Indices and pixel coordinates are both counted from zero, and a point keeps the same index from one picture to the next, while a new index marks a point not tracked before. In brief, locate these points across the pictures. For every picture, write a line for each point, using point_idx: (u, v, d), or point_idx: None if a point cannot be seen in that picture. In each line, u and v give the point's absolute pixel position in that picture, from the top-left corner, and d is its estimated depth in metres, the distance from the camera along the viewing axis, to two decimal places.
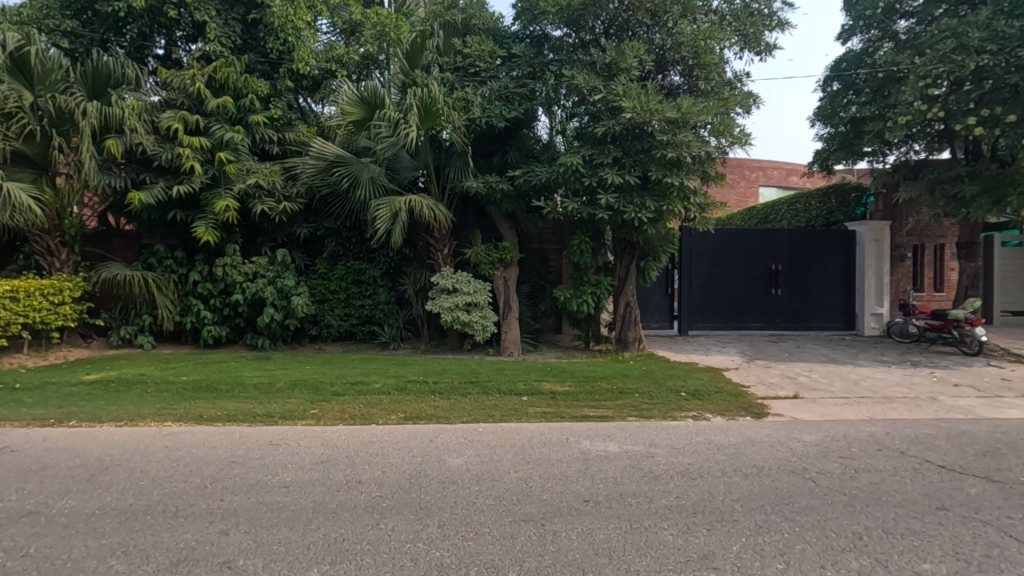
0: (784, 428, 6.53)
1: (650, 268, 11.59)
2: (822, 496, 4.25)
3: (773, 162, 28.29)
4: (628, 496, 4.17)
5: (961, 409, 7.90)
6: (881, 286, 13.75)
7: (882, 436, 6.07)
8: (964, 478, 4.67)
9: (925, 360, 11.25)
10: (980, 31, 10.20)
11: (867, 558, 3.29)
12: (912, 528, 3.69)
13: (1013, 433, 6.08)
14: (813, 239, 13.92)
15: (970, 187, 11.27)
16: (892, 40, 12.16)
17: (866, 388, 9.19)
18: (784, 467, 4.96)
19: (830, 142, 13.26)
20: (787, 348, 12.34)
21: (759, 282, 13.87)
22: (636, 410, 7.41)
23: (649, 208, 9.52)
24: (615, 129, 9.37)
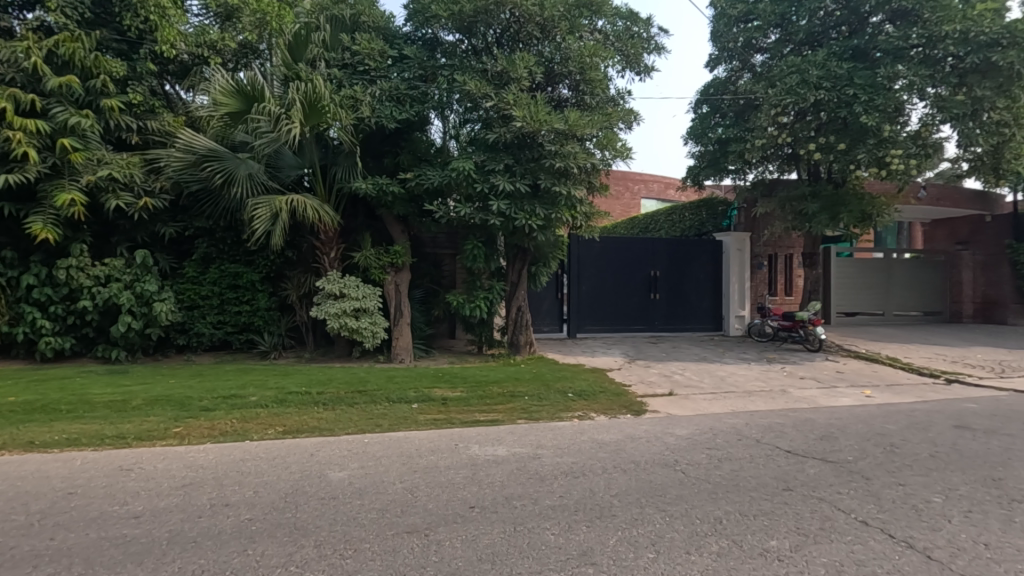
0: (660, 424, 6.99)
1: (541, 274, 11.95)
2: (690, 485, 4.59)
3: (653, 175, 30.48)
4: (514, 499, 4.22)
5: (805, 399, 8.98)
6: (742, 290, 15.28)
7: (742, 427, 6.73)
8: (806, 461, 5.31)
9: (778, 357, 12.67)
10: (818, 70, 11.73)
11: (726, 540, 3.59)
12: (763, 509, 4.11)
13: (843, 419, 7.02)
14: (686, 248, 15.15)
15: (812, 204, 12.94)
16: (750, 71, 13.55)
17: (730, 383, 10.16)
18: (658, 460, 5.31)
19: (700, 159, 14.56)
20: (665, 349, 13.30)
21: (640, 288, 14.81)
22: (525, 413, 7.57)
23: (539, 215, 9.77)
24: (506, 137, 9.55)
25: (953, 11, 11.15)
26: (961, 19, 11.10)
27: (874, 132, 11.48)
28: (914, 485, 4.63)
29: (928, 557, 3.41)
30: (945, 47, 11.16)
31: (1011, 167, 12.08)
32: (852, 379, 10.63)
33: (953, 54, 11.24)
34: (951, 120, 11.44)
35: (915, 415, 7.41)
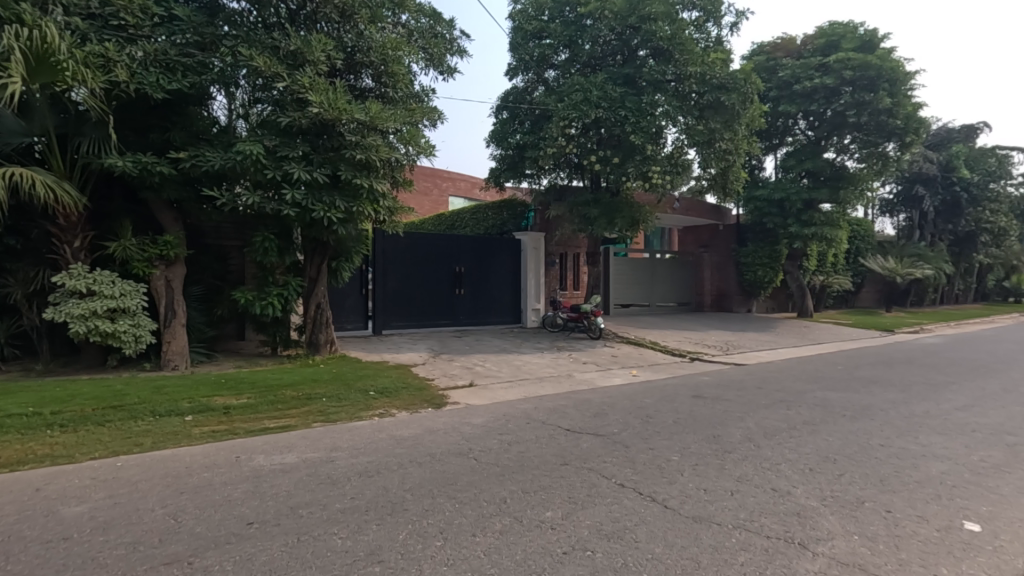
0: (459, 415, 7.25)
1: (343, 269, 11.43)
2: (480, 471, 4.86)
3: (461, 174, 31.33)
4: (300, 508, 3.98)
5: (585, 382, 10.16)
6: (538, 285, 16.60)
7: (531, 411, 7.34)
8: (581, 436, 6.01)
9: (566, 345, 14.09)
10: (598, 91, 13.29)
11: (508, 518, 3.88)
12: (543, 484, 4.54)
13: (613, 397, 8.12)
14: (489, 245, 15.89)
15: (593, 210, 14.68)
16: (543, 84, 14.81)
17: (525, 371, 10.99)
18: (453, 450, 5.50)
19: (500, 162, 15.46)
20: (468, 342, 13.82)
21: (445, 283, 15.12)
22: (321, 415, 7.18)
23: (339, 208, 9.27)
24: (301, 123, 8.89)
25: (695, 56, 13.53)
26: (701, 63, 13.54)
27: (640, 149, 13.40)
28: (660, 448, 5.57)
29: (665, 506, 4.14)
30: (690, 85, 13.54)
31: (735, 188, 15.13)
32: (623, 362, 12.34)
33: (695, 91, 13.66)
34: (695, 146, 13.89)
35: (666, 389, 8.91)
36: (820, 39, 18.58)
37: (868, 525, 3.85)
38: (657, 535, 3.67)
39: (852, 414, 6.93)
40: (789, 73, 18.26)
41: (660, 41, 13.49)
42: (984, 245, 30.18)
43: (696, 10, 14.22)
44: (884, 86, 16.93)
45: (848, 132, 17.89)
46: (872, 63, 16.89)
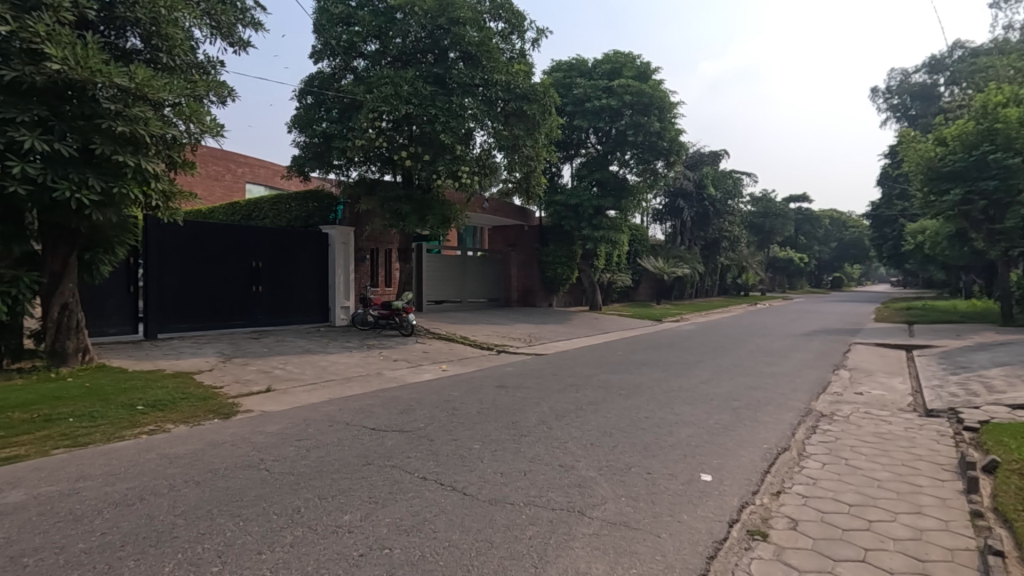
0: (250, 424, 6.58)
1: (100, 262, 9.53)
2: (272, 482, 4.50)
3: (260, 160, 28.47)
4: (26, 557, 3.23)
5: (395, 379, 10.03)
6: (347, 282, 15.86)
7: (335, 413, 7.01)
8: (386, 434, 5.92)
9: (377, 343, 13.76)
10: (408, 86, 13.19)
11: (301, 528, 3.65)
12: (342, 488, 4.36)
13: (421, 393, 8.16)
14: (291, 239, 14.69)
15: (404, 206, 14.59)
16: (352, 73, 14.27)
17: (330, 372, 10.44)
18: (241, 463, 4.99)
19: (304, 150, 14.51)
20: (266, 343, 12.63)
21: (239, 280, 13.59)
22: (66, 439, 5.89)
23: (93, 188, 7.67)
24: (34, 80, 7.15)
25: (501, 64, 14.21)
26: (505, 72, 14.26)
27: (450, 149, 13.65)
28: (463, 438, 5.77)
29: (464, 493, 4.30)
30: (496, 92, 14.20)
31: (537, 191, 16.31)
32: (433, 357, 12.48)
33: (501, 98, 14.37)
34: (501, 149, 14.59)
35: (473, 381, 9.26)
36: (607, 65, 21.05)
37: (633, 487, 4.50)
38: (455, 522, 3.79)
39: (627, 393, 8.01)
40: (582, 91, 20.45)
41: (468, 46, 13.83)
42: (724, 249, 37.34)
43: (502, 21, 14.96)
44: (655, 112, 19.90)
45: (628, 149, 20.53)
46: (646, 92, 19.78)
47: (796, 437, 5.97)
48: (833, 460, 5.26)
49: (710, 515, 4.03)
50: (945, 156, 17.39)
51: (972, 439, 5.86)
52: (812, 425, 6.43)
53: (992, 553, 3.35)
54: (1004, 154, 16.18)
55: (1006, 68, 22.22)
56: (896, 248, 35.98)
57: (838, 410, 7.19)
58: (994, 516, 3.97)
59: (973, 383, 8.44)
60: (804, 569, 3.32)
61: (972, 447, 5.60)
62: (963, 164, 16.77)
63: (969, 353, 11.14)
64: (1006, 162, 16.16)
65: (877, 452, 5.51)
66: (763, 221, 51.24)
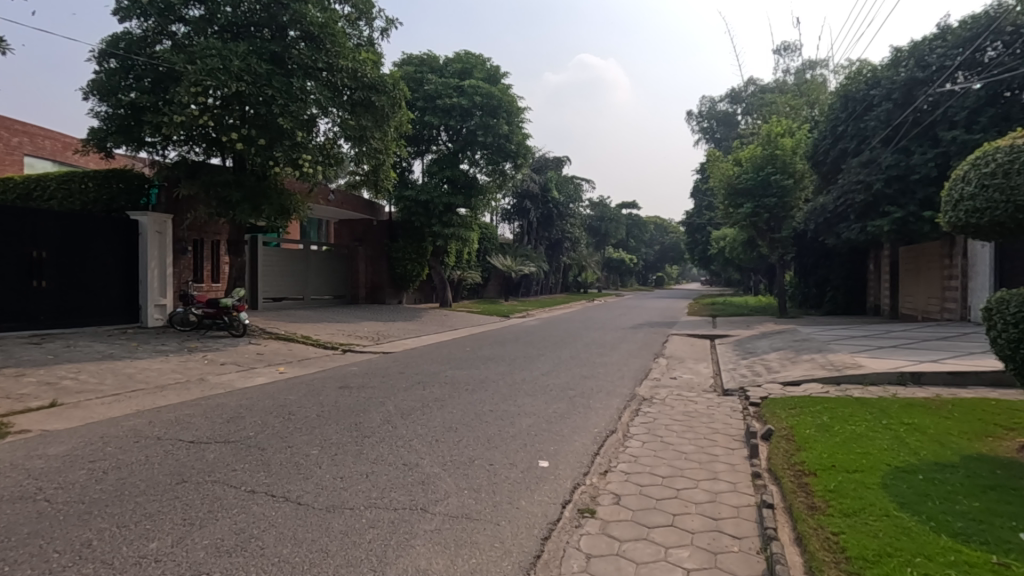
0: (26, 447, 5.45)
1: None
2: (54, 514, 3.77)
3: (44, 130, 23.68)
4: None
5: (222, 385, 9.07)
6: (164, 276, 13.90)
7: (143, 427, 6.11)
8: (208, 447, 5.32)
9: (200, 345, 12.28)
10: (239, 61, 11.92)
11: (91, 564, 3.12)
12: (148, 512, 3.82)
13: (253, 399, 7.48)
14: (86, 225, 12.43)
15: (234, 193, 13.26)
16: (169, 39, 12.55)
17: (139, 380, 9.06)
18: (9, 496, 4.10)
19: (106, 121, 12.46)
20: (52, 349, 10.55)
21: (14, 273, 11.18)
22: None
23: None
24: None
25: (346, 50, 13.50)
26: (352, 59, 13.59)
27: (289, 135, 12.69)
28: (299, 444, 5.40)
29: (299, 503, 4.03)
30: (342, 79, 13.46)
31: (386, 185, 15.91)
32: (269, 359, 11.50)
33: (347, 86, 13.65)
34: (346, 139, 13.90)
35: (313, 383, 8.71)
36: (458, 64, 21.21)
37: (474, 479, 4.60)
38: (286, 535, 3.53)
39: (472, 387, 8.17)
40: (432, 88, 20.37)
41: (310, 26, 12.92)
42: (566, 249, 39.96)
43: (348, 5, 14.26)
44: (503, 115, 20.62)
45: (477, 149, 20.86)
46: (495, 95, 20.37)
47: (622, 420, 6.58)
48: (651, 438, 5.91)
49: (546, 498, 4.29)
50: (740, 175, 20.55)
51: (756, 412, 7.01)
52: (635, 408, 7.17)
53: (766, 506, 4.03)
54: (782, 176, 19.62)
55: (784, 104, 26.87)
56: (705, 251, 41.69)
57: (656, 393, 8.11)
58: (769, 475, 4.77)
59: (757, 365, 10.09)
60: (623, 539, 3.67)
61: (755, 419, 6.69)
62: (753, 182, 20.00)
63: (755, 341, 13.32)
64: (783, 183, 19.57)
65: (685, 429, 6.32)
66: (600, 225, 55.86)
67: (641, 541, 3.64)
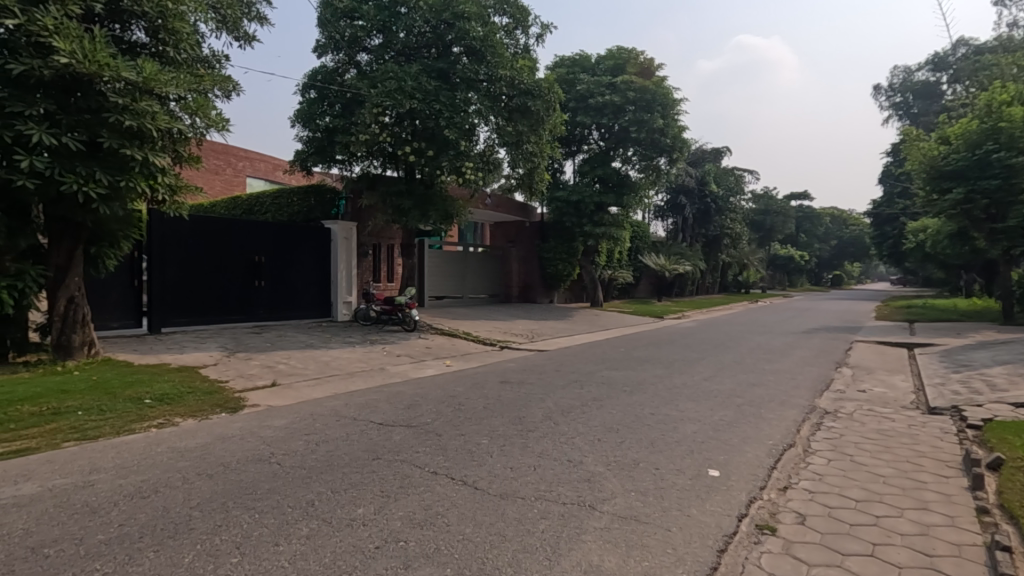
0: (257, 418, 6.62)
1: (104, 257, 9.64)
2: (283, 476, 4.53)
3: (260, 154, 28.41)
4: (46, 547, 3.29)
5: (399, 374, 10.11)
6: (350, 277, 15.88)
7: (341, 408, 7.06)
8: (394, 429, 5.97)
9: (379, 338, 13.79)
10: (412, 81, 13.19)
11: (315, 521, 3.69)
12: (353, 482, 4.40)
13: (426, 389, 8.22)
14: (293, 233, 14.67)
15: (407, 201, 14.62)
16: (355, 67, 14.29)
17: (334, 366, 10.48)
18: (252, 457, 5.03)
19: (307, 144, 14.55)
20: (269, 338, 12.64)
21: (242, 275, 13.61)
22: (75, 432, 5.93)
23: (100, 181, 7.83)
24: (42, 74, 7.29)
25: (505, 60, 14.17)
26: (510, 67, 14.22)
27: (454, 145, 13.66)
28: (470, 433, 5.81)
29: (475, 488, 4.34)
30: (501, 88, 14.15)
31: (540, 188, 16.11)
32: (436, 353, 12.53)
33: (505, 94, 14.31)
34: (504, 145, 14.56)
35: (476, 377, 9.31)
36: (610, 61, 21.05)
37: (640, 482, 4.55)
38: (467, 515, 3.83)
39: (630, 389, 8.06)
40: (585, 88, 20.45)
41: (473, 41, 13.82)
42: (725, 247, 37.42)
43: (507, 16, 14.95)
44: (658, 109, 19.94)
45: (631, 145, 20.57)
46: (649, 88, 19.87)
47: (800, 434, 6.00)
48: (838, 456, 5.30)
49: (719, 510, 4.08)
50: (948, 155, 17.41)
51: (976, 437, 5.91)
52: (816, 422, 6.48)
53: (1000, 549, 3.39)
54: (1008, 153, 16.16)
55: (1010, 65, 22.21)
56: (897, 247, 36.02)
57: (841, 407, 7.24)
58: (1000, 513, 4.01)
59: (974, 381, 8.48)
60: (812, 563, 3.36)
61: (975, 444, 5.65)
62: (965, 164, 16.71)
63: (969, 352, 11.22)
64: (1009, 161, 16.14)
65: (880, 449, 5.56)
66: (764, 219, 51.31)
67: (835, 568, 3.30)
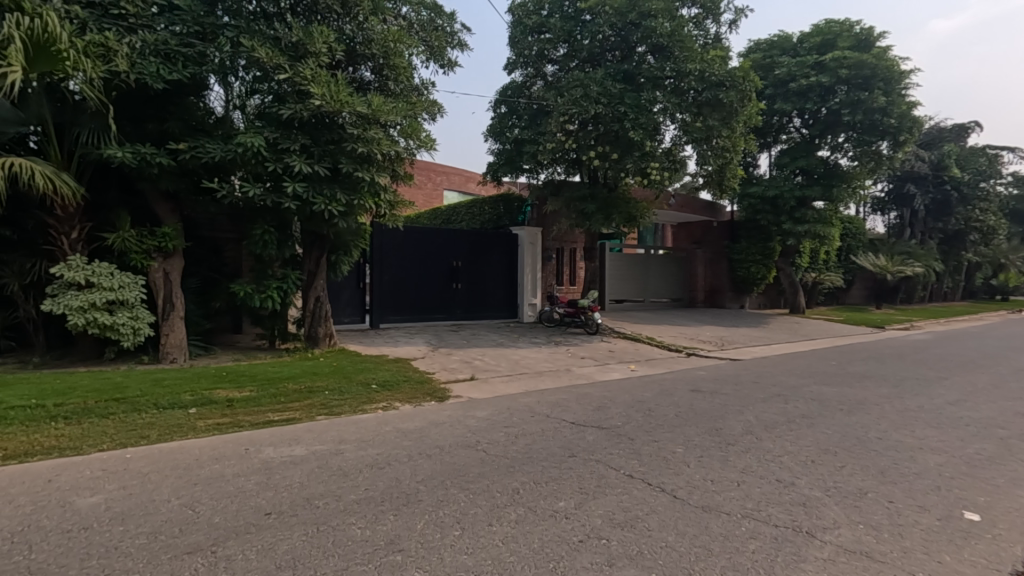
0: (461, 408, 7.31)
1: (341, 263, 11.52)
2: (489, 462, 4.94)
3: (454, 169, 31.29)
4: (315, 499, 4.05)
5: (584, 376, 10.28)
6: (535, 280, 16.63)
7: (534, 405, 7.43)
8: (586, 429, 6.10)
9: (563, 340, 14.18)
10: (598, 86, 13.37)
11: (522, 508, 3.95)
12: (552, 475, 4.60)
13: (614, 392, 8.22)
14: (485, 239, 15.87)
15: (591, 205, 14.78)
16: (542, 79, 14.93)
17: (523, 365, 11.07)
18: (461, 443, 5.57)
19: (498, 156, 15.59)
20: (465, 336, 13.83)
21: (442, 278, 15.12)
22: (325, 408, 7.21)
23: (340, 201, 9.40)
24: (302, 115, 8.97)
25: (695, 53, 13.53)
26: (700, 60, 13.52)
27: (639, 146, 13.46)
28: (664, 440, 5.66)
29: (674, 496, 4.23)
30: (689, 82, 13.54)
31: (732, 185, 14.95)
32: (620, 357, 12.45)
33: (694, 88, 13.66)
34: (692, 142, 13.86)
35: (665, 383, 9.03)
36: (817, 37, 18.73)
37: (871, 514, 3.97)
38: (668, 523, 3.75)
39: (848, 408, 7.08)
40: (785, 71, 18.49)
41: (660, 38, 13.50)
42: (971, 243, 30.64)
43: (696, 7, 14.26)
44: (879, 85, 17.14)
45: (842, 131, 18.12)
46: (867, 62, 17.11)
47: None
48: None
49: (984, 561, 3.37)
50: None
51: None
52: None
53: None
54: None
55: None
56: None
57: None
58: None
59: None
60: None
61: None
62: None
63: None
64: None
65: None
66: None
67: None
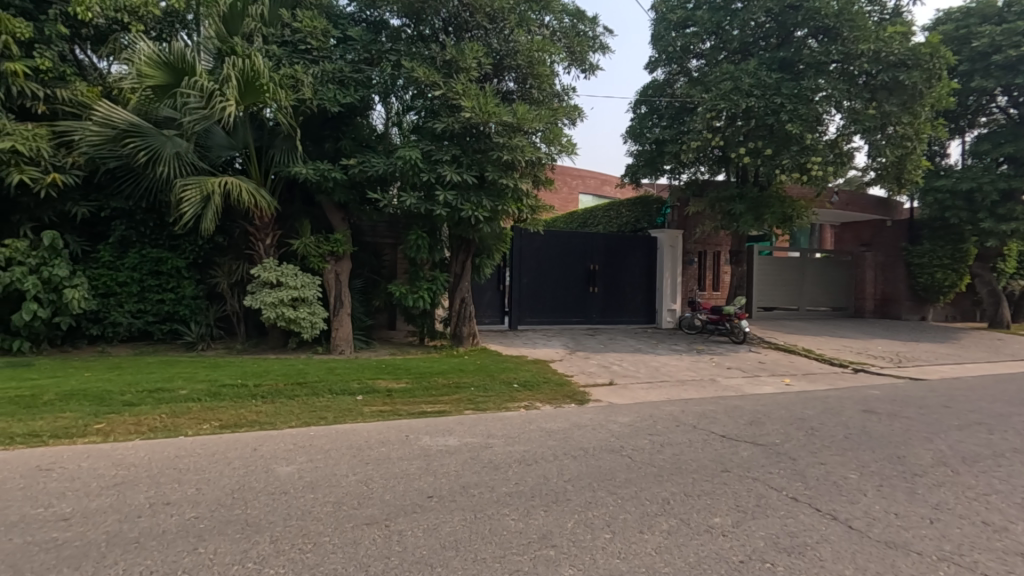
0: (602, 412, 7.26)
1: (484, 265, 12.07)
2: (636, 469, 4.84)
3: (590, 172, 31.21)
4: (470, 488, 4.30)
5: (732, 387, 9.63)
6: (675, 284, 15.98)
7: (679, 414, 7.14)
8: (739, 444, 5.72)
9: (706, 348, 13.43)
10: (750, 78, 12.51)
11: (675, 519, 3.82)
12: (704, 489, 4.39)
13: (768, 406, 7.59)
14: (623, 243, 15.60)
15: (739, 205, 13.81)
16: (686, 75, 14.24)
17: (664, 373, 10.68)
18: (605, 447, 5.54)
19: (638, 158, 15.16)
20: (602, 340, 13.71)
21: (579, 281, 15.15)
22: (471, 404, 7.60)
23: (485, 207, 9.90)
24: (453, 127, 9.61)
25: (868, 32, 12.08)
26: (874, 39, 12.04)
27: (798, 139, 12.32)
28: (833, 463, 5.10)
29: (850, 527, 3.79)
30: (860, 65, 12.12)
31: (913, 178, 13.01)
32: (772, 369, 11.46)
33: (867, 71, 12.20)
34: (862, 131, 12.34)
35: (829, 401, 8.12)
36: None
37: None
38: (844, 555, 3.38)
39: None
40: (986, 42, 15.63)
41: (825, 19, 12.29)
42: None
43: None
44: None
45: None
46: None
47: None
48: None
49: None
50: None
51: None
52: None
53: None
54: None
55: None
56: None
57: None
58: None
59: None
60: None
61: None
62: None
63: None
64: None
65: None
66: None
67: None
